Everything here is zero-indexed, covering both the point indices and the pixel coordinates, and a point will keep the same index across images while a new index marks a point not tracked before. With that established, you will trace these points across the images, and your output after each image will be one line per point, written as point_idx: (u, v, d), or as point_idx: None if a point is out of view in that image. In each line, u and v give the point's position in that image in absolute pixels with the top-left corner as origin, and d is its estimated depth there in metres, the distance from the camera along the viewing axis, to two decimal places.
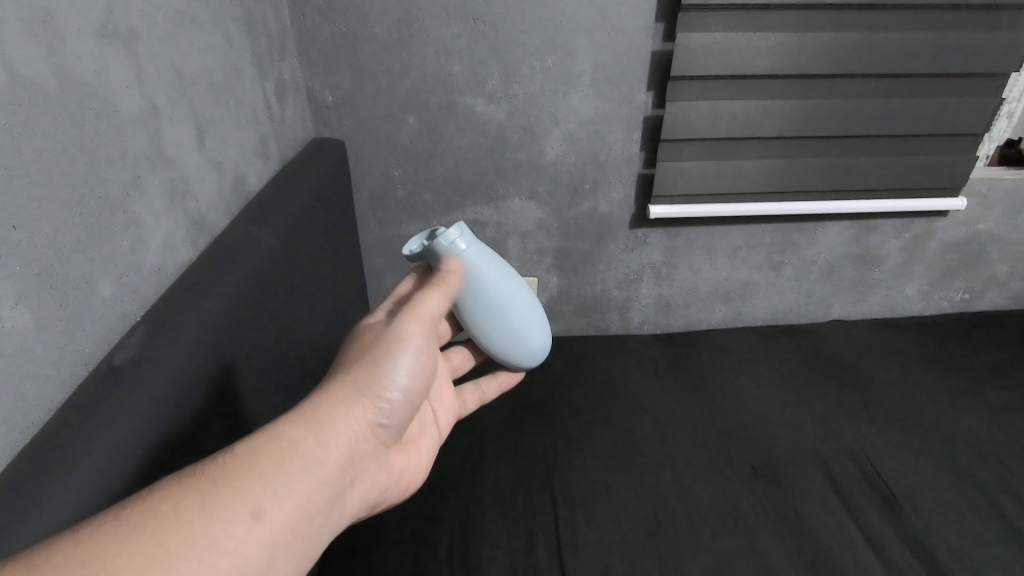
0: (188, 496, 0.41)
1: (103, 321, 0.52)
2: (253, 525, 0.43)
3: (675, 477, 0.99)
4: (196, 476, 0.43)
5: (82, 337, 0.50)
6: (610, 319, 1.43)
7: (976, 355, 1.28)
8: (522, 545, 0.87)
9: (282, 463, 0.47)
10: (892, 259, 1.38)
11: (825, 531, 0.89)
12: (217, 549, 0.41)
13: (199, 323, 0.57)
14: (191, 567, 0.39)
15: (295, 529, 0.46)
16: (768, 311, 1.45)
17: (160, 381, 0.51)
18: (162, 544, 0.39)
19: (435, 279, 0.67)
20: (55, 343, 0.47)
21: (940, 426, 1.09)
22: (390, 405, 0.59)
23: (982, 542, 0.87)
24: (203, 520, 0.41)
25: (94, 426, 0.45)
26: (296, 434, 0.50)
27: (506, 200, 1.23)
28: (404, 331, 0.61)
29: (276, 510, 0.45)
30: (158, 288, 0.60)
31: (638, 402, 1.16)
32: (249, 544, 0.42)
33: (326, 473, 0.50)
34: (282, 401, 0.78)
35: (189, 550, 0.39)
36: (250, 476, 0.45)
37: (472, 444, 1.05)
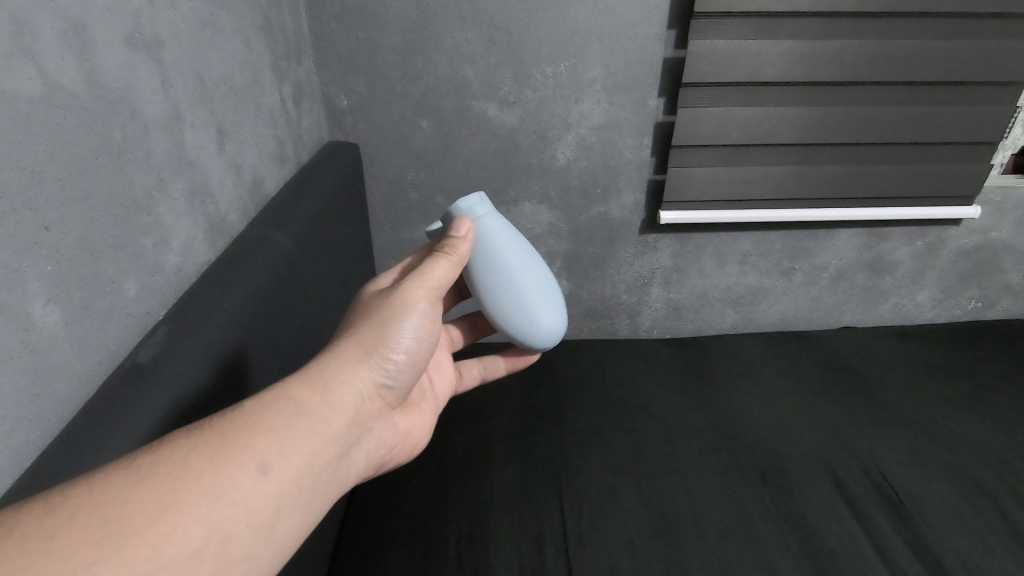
0: (198, 448, 0.43)
1: (127, 321, 0.53)
2: (261, 477, 0.44)
3: (683, 482, 0.99)
4: (204, 432, 0.44)
5: (109, 338, 0.51)
6: (619, 322, 1.44)
7: (988, 364, 1.28)
8: (530, 546, 0.88)
9: (289, 420, 0.48)
10: (903, 266, 1.38)
11: (833, 537, 0.89)
12: (226, 499, 0.42)
13: (213, 332, 0.57)
14: (201, 514, 0.40)
15: (301, 484, 0.47)
16: (777, 317, 1.45)
17: (172, 391, 0.51)
18: (174, 492, 0.40)
19: (446, 245, 0.66)
20: (82, 341, 0.48)
21: (951, 434, 1.09)
22: (396, 366, 0.60)
23: (991, 550, 0.87)
24: (212, 471, 0.42)
25: (118, 424, 0.46)
26: (303, 392, 0.51)
27: (517, 204, 1.24)
28: (408, 297, 0.62)
29: (284, 465, 0.46)
30: (179, 288, 0.62)
31: (646, 406, 1.17)
32: (258, 495, 0.44)
33: (330, 432, 0.51)
34: None
35: (198, 498, 0.40)
36: (259, 433, 0.46)
37: (481, 448, 1.06)
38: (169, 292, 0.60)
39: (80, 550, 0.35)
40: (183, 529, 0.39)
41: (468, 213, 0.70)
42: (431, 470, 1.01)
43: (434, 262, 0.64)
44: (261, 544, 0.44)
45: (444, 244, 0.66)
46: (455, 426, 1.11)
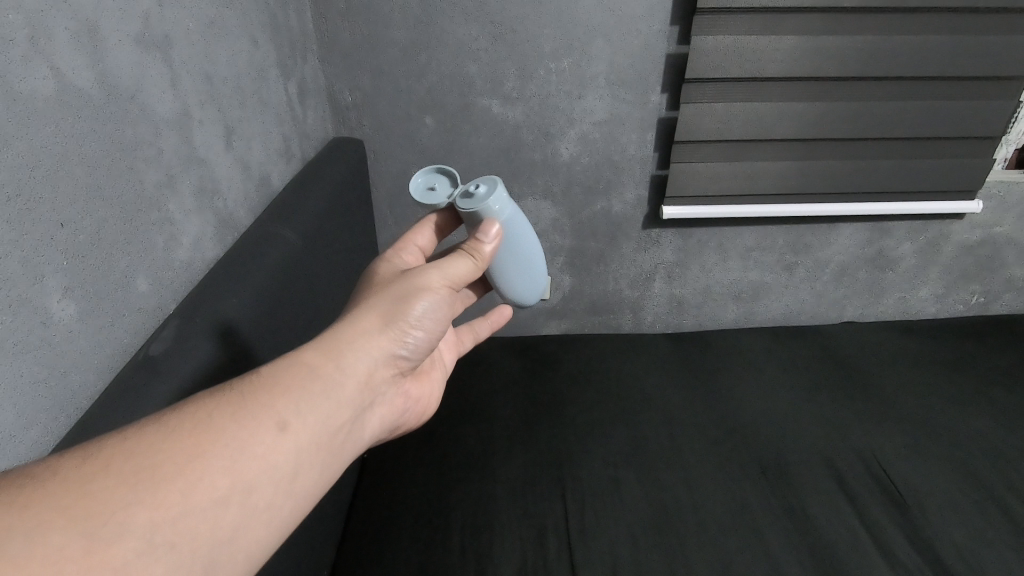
0: (218, 406, 0.44)
1: (138, 316, 0.54)
2: (280, 435, 0.45)
3: (685, 475, 1.00)
4: (225, 392, 0.46)
5: (119, 339, 0.52)
6: (622, 317, 1.44)
7: (990, 358, 1.28)
8: (532, 537, 0.89)
9: (304, 383, 0.49)
10: (906, 261, 1.38)
11: (832, 529, 0.90)
12: (247, 453, 0.43)
13: (214, 337, 0.57)
14: (224, 466, 0.42)
15: (318, 444, 0.48)
16: (780, 312, 1.45)
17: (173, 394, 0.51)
18: (199, 444, 0.41)
19: (469, 248, 0.64)
20: (96, 334, 0.49)
21: (951, 428, 1.10)
22: (414, 341, 0.59)
23: (988, 542, 0.88)
24: (232, 428, 0.43)
25: (130, 417, 0.47)
26: (318, 359, 0.51)
27: (520, 200, 1.24)
28: (426, 281, 0.60)
29: (301, 424, 0.47)
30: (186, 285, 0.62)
31: (648, 399, 1.17)
32: (276, 452, 0.45)
33: (346, 397, 0.52)
34: None
35: (221, 452, 0.42)
36: (275, 394, 0.47)
37: (484, 440, 1.07)
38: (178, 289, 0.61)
39: (117, 492, 0.37)
40: (208, 479, 0.40)
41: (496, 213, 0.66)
42: (434, 463, 1.02)
43: (456, 258, 0.62)
44: (282, 498, 0.45)
45: (467, 247, 0.64)
46: (459, 418, 1.12)
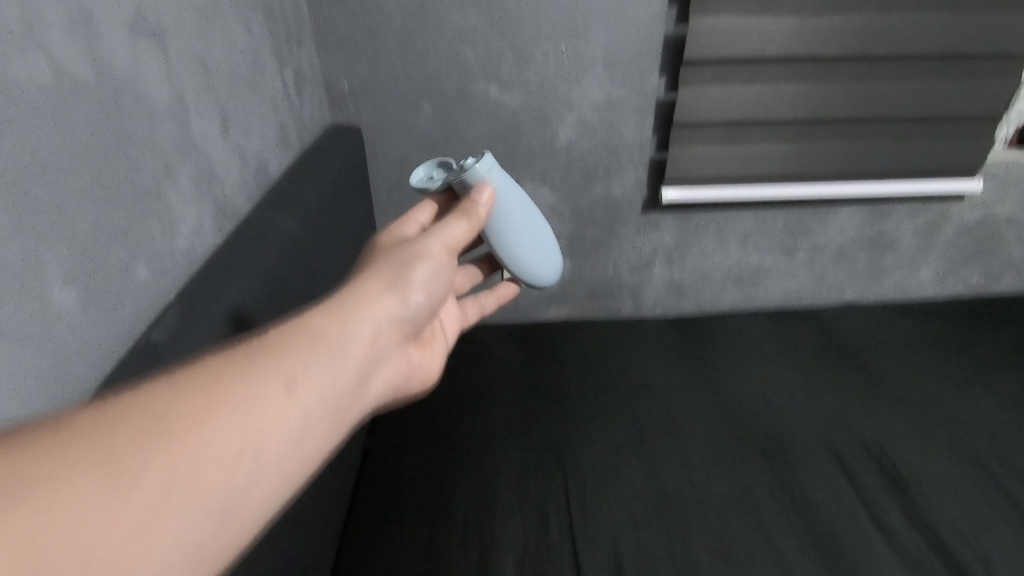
0: (227, 365, 0.43)
1: (139, 306, 0.55)
2: (290, 394, 0.44)
3: (686, 458, 1.01)
4: (232, 353, 0.45)
5: (120, 329, 0.52)
6: (622, 303, 1.44)
7: (989, 338, 1.29)
8: (535, 521, 0.90)
9: (310, 345, 0.48)
10: (906, 242, 1.38)
11: (832, 511, 0.91)
12: (259, 411, 0.42)
13: (217, 325, 0.57)
14: (237, 422, 0.41)
15: (326, 405, 0.47)
16: (780, 296, 1.46)
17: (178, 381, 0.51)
18: (210, 401, 0.40)
19: (464, 208, 0.67)
20: (96, 322, 0.49)
21: (951, 409, 1.10)
22: (415, 305, 0.60)
23: (986, 523, 0.89)
24: (244, 385, 0.42)
25: None
26: (323, 322, 0.51)
27: (519, 185, 1.24)
28: (424, 246, 0.62)
29: (309, 385, 0.46)
30: (185, 273, 0.62)
31: (649, 383, 1.18)
32: (287, 412, 0.44)
33: (353, 361, 0.51)
34: None
35: (233, 409, 0.41)
36: (283, 354, 0.46)
37: (486, 425, 1.07)
38: (177, 278, 0.61)
39: (130, 445, 0.35)
40: (222, 431, 0.39)
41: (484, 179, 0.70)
42: (437, 449, 1.03)
43: (453, 221, 0.66)
44: (293, 458, 0.44)
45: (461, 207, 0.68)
46: (461, 404, 1.12)
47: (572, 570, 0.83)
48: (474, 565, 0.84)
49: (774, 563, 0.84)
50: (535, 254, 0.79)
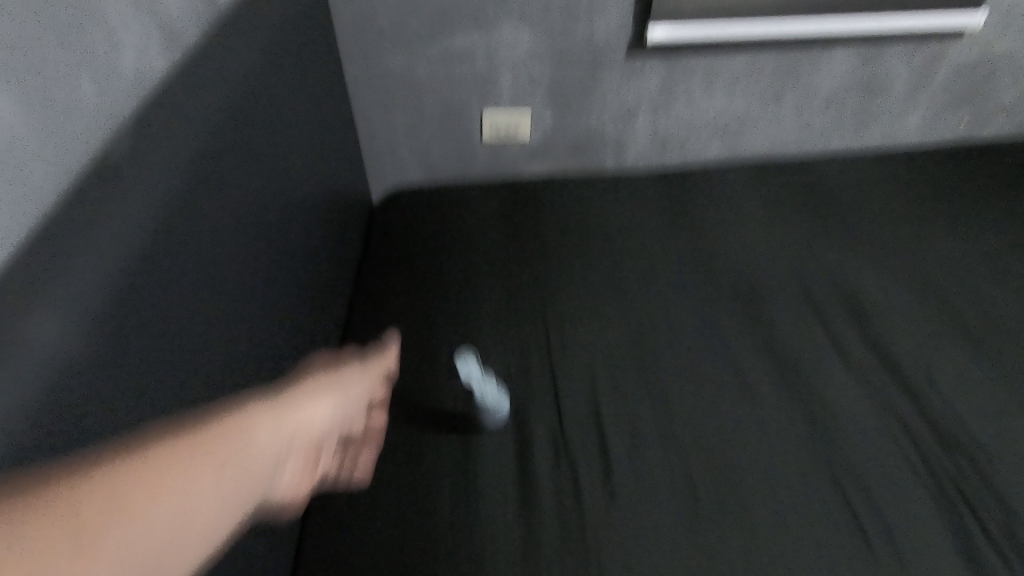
0: (155, 447, 0.38)
1: (97, 114, 0.52)
2: (217, 474, 0.40)
3: (661, 298, 1.04)
4: (150, 436, 0.39)
5: (92, 126, 0.51)
6: (604, 158, 1.42)
7: (968, 181, 1.29)
8: (515, 356, 0.95)
9: (239, 435, 0.44)
10: (897, 86, 1.34)
11: (796, 340, 0.96)
12: (188, 504, 0.37)
13: (165, 169, 0.57)
14: (167, 522, 0.36)
15: (239, 501, 0.42)
16: (765, 147, 1.43)
17: (131, 222, 0.51)
18: (134, 487, 0.35)
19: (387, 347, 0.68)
20: (44, 136, 0.46)
21: (921, 248, 1.13)
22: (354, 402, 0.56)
23: (939, 344, 0.94)
24: (170, 471, 0.37)
25: (84, 228, 0.47)
26: (260, 418, 0.47)
27: (496, 24, 1.18)
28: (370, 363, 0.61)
29: (230, 479, 0.41)
30: (147, 90, 0.59)
31: (627, 231, 1.20)
32: (212, 497, 0.39)
33: (271, 436, 0.46)
34: (273, 234, 0.80)
35: (168, 499, 0.36)
36: (204, 444, 0.41)
37: (466, 273, 1.10)
38: (138, 94, 0.57)
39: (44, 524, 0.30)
40: (151, 515, 0.35)
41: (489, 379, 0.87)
42: (421, 296, 1.06)
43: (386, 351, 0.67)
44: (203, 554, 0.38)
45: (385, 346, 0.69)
46: (443, 255, 1.14)
47: (550, 398, 0.89)
48: (458, 398, 0.89)
49: (739, 386, 0.89)
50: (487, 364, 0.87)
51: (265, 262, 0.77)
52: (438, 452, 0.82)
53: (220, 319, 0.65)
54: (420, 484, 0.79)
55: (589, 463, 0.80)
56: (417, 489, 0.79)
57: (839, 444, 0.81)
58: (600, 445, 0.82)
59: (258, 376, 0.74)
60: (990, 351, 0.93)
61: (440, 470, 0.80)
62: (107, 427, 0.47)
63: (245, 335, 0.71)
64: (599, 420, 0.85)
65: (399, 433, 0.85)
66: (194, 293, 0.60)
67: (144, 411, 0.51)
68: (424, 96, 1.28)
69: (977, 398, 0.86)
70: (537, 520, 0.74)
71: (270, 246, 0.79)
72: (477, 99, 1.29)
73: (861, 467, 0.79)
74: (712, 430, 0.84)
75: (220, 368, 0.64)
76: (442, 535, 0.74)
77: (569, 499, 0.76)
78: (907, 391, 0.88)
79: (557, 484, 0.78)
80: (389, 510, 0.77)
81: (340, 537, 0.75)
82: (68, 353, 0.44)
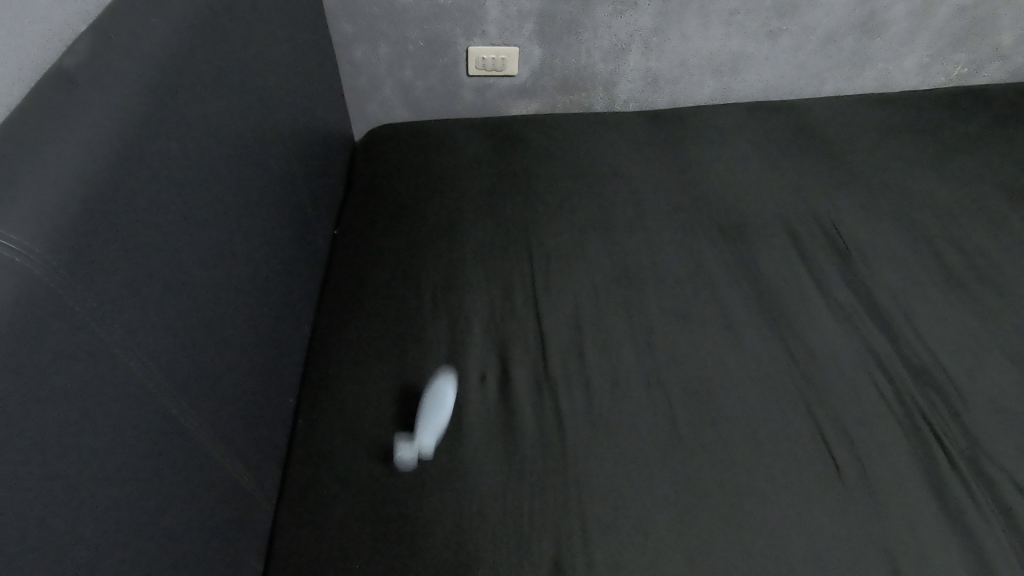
0: None
1: (30, 50, 0.55)
2: None
3: (647, 237, 1.04)
4: None
5: (29, 55, 0.54)
6: (594, 95, 1.39)
7: (961, 124, 1.28)
8: (500, 294, 0.95)
9: None
10: (896, 25, 1.31)
11: (779, 279, 0.97)
12: None
13: (114, 101, 0.55)
14: None
15: None
16: (758, 86, 1.41)
17: (80, 155, 0.50)
18: None
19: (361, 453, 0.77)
20: None
21: (908, 190, 1.13)
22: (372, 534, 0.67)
23: (919, 285, 0.95)
24: None
25: (29, 168, 0.48)
26: None
27: None
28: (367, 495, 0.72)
29: None
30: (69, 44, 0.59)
31: (616, 170, 1.18)
32: None
33: None
34: (252, 168, 0.79)
35: None
36: None
37: (452, 210, 1.09)
38: (60, 47, 0.58)
39: None
40: None
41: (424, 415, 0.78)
42: (405, 234, 1.05)
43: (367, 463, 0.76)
44: None
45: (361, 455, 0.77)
46: (428, 193, 1.12)
47: (534, 334, 0.89)
48: (443, 332, 0.90)
49: (721, 324, 0.90)
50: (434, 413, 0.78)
51: (244, 194, 0.76)
52: (423, 384, 0.84)
53: (197, 252, 0.64)
54: (405, 415, 0.80)
55: (571, 396, 0.82)
56: (402, 419, 0.80)
57: (816, 380, 0.83)
58: (582, 380, 0.84)
59: (240, 309, 0.73)
60: (967, 291, 0.94)
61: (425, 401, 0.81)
62: (83, 351, 0.47)
63: (225, 266, 0.70)
64: (583, 356, 0.86)
65: (384, 366, 0.86)
66: (169, 223, 0.59)
67: (121, 338, 0.51)
68: (408, 27, 1.23)
69: (952, 336, 0.88)
70: (520, 450, 0.76)
71: (249, 178, 0.78)
72: (463, 31, 1.24)
73: (836, 402, 0.81)
74: (693, 366, 0.85)
75: (200, 298, 0.64)
76: (427, 464, 0.75)
77: (551, 431, 0.78)
78: (885, 329, 0.89)
79: (540, 419, 0.79)
80: (374, 439, 0.78)
81: (327, 466, 0.77)
82: (23, 281, 0.43)
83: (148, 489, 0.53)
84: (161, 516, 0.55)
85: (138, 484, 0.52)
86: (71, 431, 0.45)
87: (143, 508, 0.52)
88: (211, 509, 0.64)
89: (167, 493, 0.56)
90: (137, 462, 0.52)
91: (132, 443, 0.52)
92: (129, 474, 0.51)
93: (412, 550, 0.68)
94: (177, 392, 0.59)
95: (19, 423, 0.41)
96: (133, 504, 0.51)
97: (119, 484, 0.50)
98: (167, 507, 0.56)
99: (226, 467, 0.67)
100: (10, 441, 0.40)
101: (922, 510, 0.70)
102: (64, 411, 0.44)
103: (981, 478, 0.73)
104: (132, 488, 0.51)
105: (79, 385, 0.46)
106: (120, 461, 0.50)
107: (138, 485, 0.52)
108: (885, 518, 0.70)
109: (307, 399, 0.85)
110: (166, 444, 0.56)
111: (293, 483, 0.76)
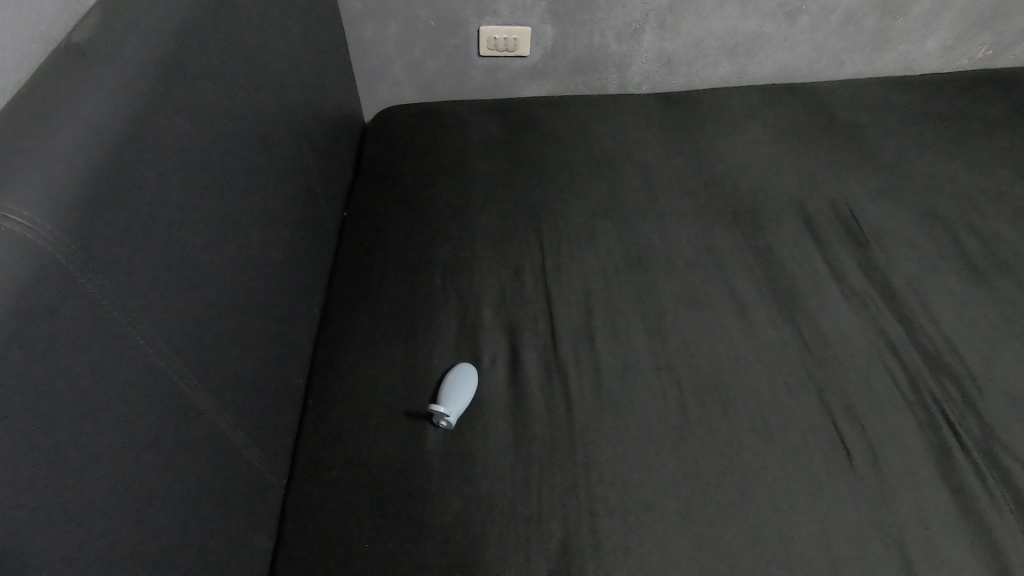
0: None
1: (35, 23, 0.54)
2: None
3: (659, 220, 1.03)
4: None
5: (35, 27, 0.54)
6: (607, 76, 1.37)
7: (983, 107, 1.25)
8: (511, 277, 0.94)
9: None
10: (919, 6, 1.28)
11: (793, 263, 0.96)
12: None
13: (121, 76, 0.55)
14: None
15: None
16: (775, 68, 1.38)
17: (87, 130, 0.50)
18: None
19: (371, 444, 0.77)
20: None
21: (927, 175, 1.10)
22: None
23: (935, 270, 0.94)
24: None
25: (33, 142, 0.48)
26: None
27: None
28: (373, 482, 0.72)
29: None
30: (76, 17, 0.59)
31: (628, 152, 1.17)
32: None
33: None
34: (261, 150, 0.78)
35: None
36: None
37: (461, 192, 1.08)
38: (66, 19, 0.58)
39: None
40: None
41: (449, 390, 0.77)
42: (414, 215, 1.04)
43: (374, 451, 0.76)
44: None
45: (370, 445, 0.76)
46: (438, 173, 1.12)
47: (544, 317, 0.89)
48: (452, 313, 0.89)
49: (732, 307, 0.90)
50: (456, 386, 0.78)
51: (252, 174, 0.75)
52: (432, 366, 0.83)
53: (206, 232, 0.64)
54: (414, 396, 0.80)
55: (581, 380, 0.81)
56: (411, 403, 0.80)
57: (828, 365, 0.82)
58: (592, 364, 0.83)
59: (248, 288, 0.73)
60: (985, 278, 0.92)
61: (434, 382, 0.81)
62: (91, 327, 0.47)
63: (234, 245, 0.70)
64: (592, 339, 0.86)
65: (393, 349, 0.86)
66: (177, 202, 0.59)
67: (129, 317, 0.51)
68: (419, 6, 1.21)
69: (968, 324, 0.86)
70: (528, 433, 0.76)
71: (257, 157, 0.77)
72: (475, 10, 1.23)
73: (848, 388, 0.80)
74: (704, 349, 0.85)
75: (209, 278, 0.64)
76: (435, 445, 0.76)
77: (561, 413, 0.78)
78: (900, 317, 0.87)
79: (550, 402, 0.79)
80: (383, 420, 0.79)
81: (336, 447, 0.77)
82: (31, 256, 0.43)
83: (155, 468, 0.53)
84: (169, 492, 0.55)
85: (146, 461, 0.52)
86: (79, 407, 0.45)
87: (152, 486, 0.53)
88: (220, 487, 0.64)
89: (176, 470, 0.56)
90: (145, 439, 0.52)
91: (141, 422, 0.52)
92: (138, 453, 0.51)
93: (419, 529, 0.69)
94: (186, 372, 0.59)
95: (24, 401, 0.41)
96: (141, 482, 0.52)
97: (127, 459, 0.50)
98: (175, 486, 0.56)
99: (235, 446, 0.68)
100: (15, 417, 0.40)
101: (932, 498, 0.70)
102: (71, 387, 0.44)
103: (994, 466, 0.72)
104: (140, 464, 0.51)
105: (86, 362, 0.46)
106: (127, 438, 0.50)
107: (145, 462, 0.52)
108: (895, 506, 0.69)
109: (315, 380, 0.85)
110: (174, 422, 0.56)
111: (302, 465, 0.77)
